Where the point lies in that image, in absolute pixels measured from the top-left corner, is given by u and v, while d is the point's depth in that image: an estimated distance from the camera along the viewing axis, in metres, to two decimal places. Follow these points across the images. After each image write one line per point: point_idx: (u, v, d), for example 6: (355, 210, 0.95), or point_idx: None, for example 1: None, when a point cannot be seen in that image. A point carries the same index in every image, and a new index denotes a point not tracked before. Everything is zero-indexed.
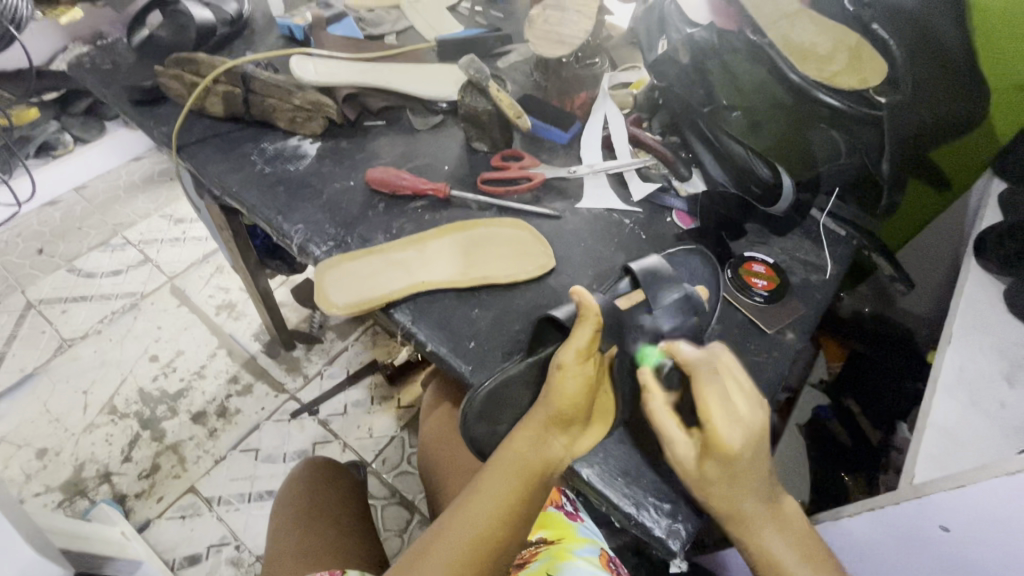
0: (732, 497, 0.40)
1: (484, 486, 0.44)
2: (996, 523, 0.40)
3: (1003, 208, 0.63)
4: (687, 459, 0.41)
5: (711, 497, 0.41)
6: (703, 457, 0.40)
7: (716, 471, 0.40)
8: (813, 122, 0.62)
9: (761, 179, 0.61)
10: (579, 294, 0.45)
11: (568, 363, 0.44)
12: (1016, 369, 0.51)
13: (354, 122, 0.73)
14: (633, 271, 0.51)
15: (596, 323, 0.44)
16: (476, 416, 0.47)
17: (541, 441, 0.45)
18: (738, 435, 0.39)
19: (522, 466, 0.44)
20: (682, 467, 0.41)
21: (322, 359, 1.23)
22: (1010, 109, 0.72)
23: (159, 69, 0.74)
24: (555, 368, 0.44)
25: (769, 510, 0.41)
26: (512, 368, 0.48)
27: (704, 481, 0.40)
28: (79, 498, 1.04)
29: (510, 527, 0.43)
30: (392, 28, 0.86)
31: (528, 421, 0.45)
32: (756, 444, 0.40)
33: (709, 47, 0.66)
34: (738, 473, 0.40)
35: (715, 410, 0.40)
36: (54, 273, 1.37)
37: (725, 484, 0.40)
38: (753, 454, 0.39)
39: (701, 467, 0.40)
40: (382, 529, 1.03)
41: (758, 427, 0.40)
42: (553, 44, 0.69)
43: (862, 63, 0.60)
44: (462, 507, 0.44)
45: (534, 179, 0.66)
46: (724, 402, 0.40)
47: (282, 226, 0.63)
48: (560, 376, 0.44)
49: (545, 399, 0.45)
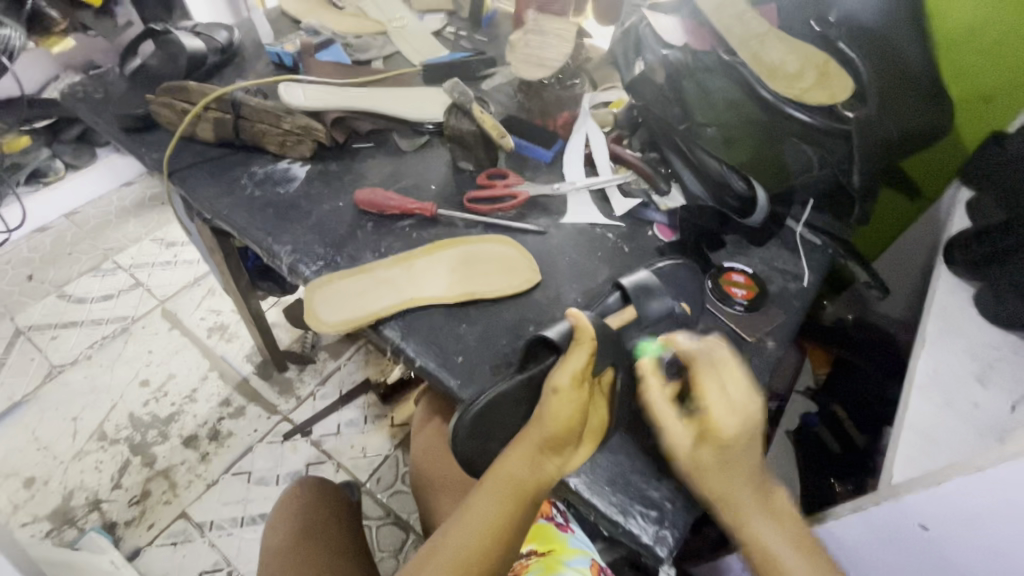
0: (726, 483, 0.41)
1: (476, 504, 0.44)
2: (974, 517, 0.41)
3: (971, 211, 0.67)
4: (681, 441, 0.43)
5: (705, 484, 0.42)
6: (699, 443, 0.42)
7: (709, 454, 0.42)
8: (785, 137, 0.66)
9: (737, 193, 0.63)
10: (574, 316, 0.46)
11: (563, 387, 0.43)
12: (987, 370, 0.53)
13: (342, 145, 0.75)
14: (622, 285, 0.53)
15: (590, 346, 0.45)
16: (467, 434, 0.47)
17: (535, 464, 0.44)
18: (729, 417, 0.42)
19: (514, 490, 0.44)
20: (675, 451, 0.43)
21: (315, 379, 1.23)
22: (973, 119, 0.78)
23: (151, 97, 0.76)
24: (550, 391, 0.44)
25: (759, 501, 0.42)
26: (504, 386, 0.48)
27: (696, 466, 0.42)
28: (68, 527, 1.03)
29: (502, 548, 0.43)
30: (379, 53, 0.88)
31: (520, 443, 0.45)
32: (752, 433, 0.42)
33: (684, 68, 0.69)
34: (726, 453, 0.42)
35: (712, 393, 0.43)
36: (44, 299, 1.36)
37: (718, 468, 0.41)
38: (745, 436, 0.42)
39: (696, 452, 0.42)
40: (376, 549, 1.02)
41: (758, 414, 0.43)
42: (535, 67, 0.71)
43: (830, 80, 0.63)
44: (456, 525, 0.44)
45: (518, 197, 0.68)
46: (719, 383, 0.43)
47: (272, 248, 0.64)
48: (555, 399, 0.43)
49: (539, 421, 0.44)
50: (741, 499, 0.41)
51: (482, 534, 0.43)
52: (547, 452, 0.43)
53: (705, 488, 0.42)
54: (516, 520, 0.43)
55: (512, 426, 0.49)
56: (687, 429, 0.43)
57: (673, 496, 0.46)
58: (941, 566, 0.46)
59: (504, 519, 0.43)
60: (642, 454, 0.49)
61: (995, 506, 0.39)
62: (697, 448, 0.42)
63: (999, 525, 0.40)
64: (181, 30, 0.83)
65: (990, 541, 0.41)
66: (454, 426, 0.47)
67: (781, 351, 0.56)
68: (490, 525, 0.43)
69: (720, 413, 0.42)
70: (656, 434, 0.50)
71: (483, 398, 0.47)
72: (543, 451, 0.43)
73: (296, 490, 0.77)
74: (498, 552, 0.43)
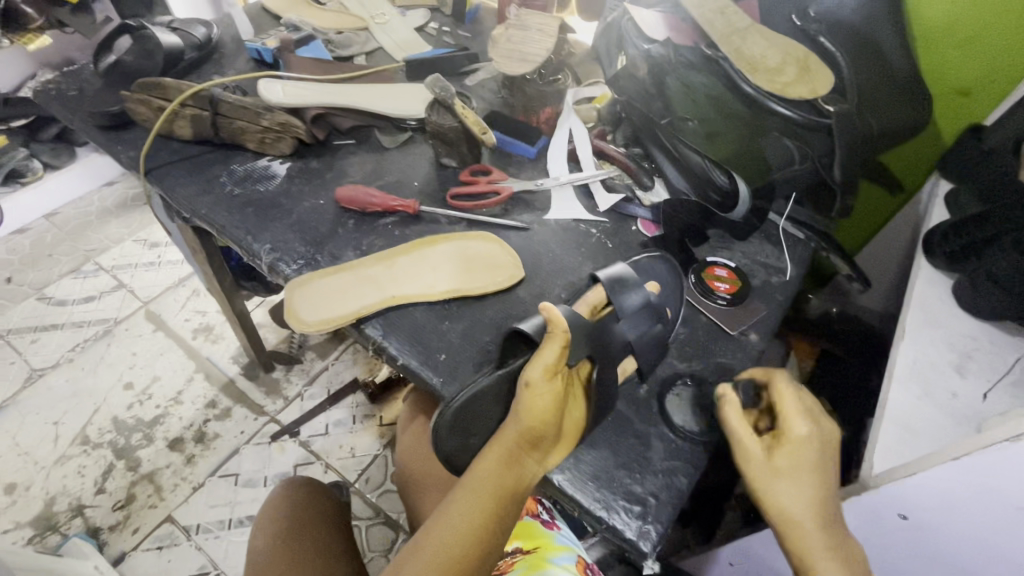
0: (796, 495, 0.41)
1: (456, 501, 0.43)
2: (952, 504, 0.42)
3: (949, 204, 0.67)
4: (755, 453, 0.43)
5: (771, 497, 0.41)
6: (775, 449, 0.43)
7: (788, 463, 0.42)
8: (766, 131, 0.67)
9: (720, 187, 0.63)
10: (546, 309, 0.45)
11: (535, 380, 0.43)
12: (965, 361, 0.53)
13: (323, 142, 0.74)
14: (598, 278, 0.53)
15: (562, 341, 0.45)
16: (448, 431, 0.47)
17: (513, 457, 0.44)
18: (805, 425, 0.43)
19: (494, 486, 0.43)
20: (749, 461, 0.43)
21: (302, 379, 1.22)
22: (951, 112, 0.79)
23: (127, 94, 0.74)
24: (524, 385, 0.44)
25: (822, 520, 0.41)
26: (485, 379, 0.48)
27: (771, 470, 0.42)
28: (50, 533, 1.01)
29: (485, 546, 0.42)
30: (362, 49, 0.87)
31: (500, 439, 0.45)
32: (823, 450, 0.43)
33: (666, 63, 0.71)
34: (798, 465, 0.42)
35: (790, 405, 0.44)
36: (23, 302, 1.34)
37: (790, 478, 0.41)
38: (816, 448, 0.42)
39: (773, 458, 0.42)
40: (366, 550, 1.01)
41: (827, 430, 0.44)
42: (516, 61, 0.71)
43: (810, 75, 0.63)
44: (436, 524, 0.43)
45: (502, 193, 0.67)
46: (795, 396, 0.44)
47: (252, 247, 0.63)
48: (528, 393, 0.44)
49: (514, 416, 0.44)
50: (809, 515, 0.40)
51: (464, 530, 0.42)
52: (523, 446, 0.44)
53: (775, 501, 0.41)
54: (497, 516, 0.43)
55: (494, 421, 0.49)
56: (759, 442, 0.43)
57: (656, 491, 0.47)
58: (917, 552, 0.47)
59: (485, 515, 0.42)
60: (626, 450, 0.49)
61: (971, 493, 0.40)
62: (770, 460, 0.42)
63: (975, 511, 0.41)
64: (157, 26, 0.81)
65: (966, 526, 0.42)
66: (436, 422, 0.47)
67: (763, 344, 0.57)
68: (471, 525, 0.42)
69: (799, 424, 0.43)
70: (638, 428, 0.50)
71: (463, 394, 0.47)
72: (519, 445, 0.44)
73: (282, 490, 0.77)
74: (482, 548, 0.42)
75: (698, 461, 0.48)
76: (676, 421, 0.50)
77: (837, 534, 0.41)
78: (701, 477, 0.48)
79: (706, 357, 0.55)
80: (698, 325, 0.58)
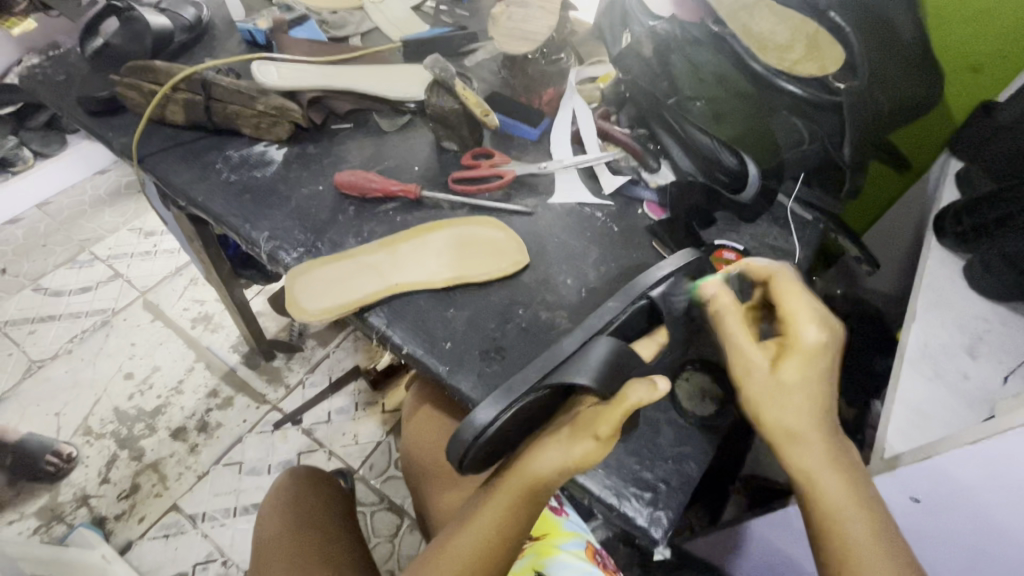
0: (793, 412, 0.40)
1: (489, 508, 0.42)
2: (963, 489, 0.42)
3: (959, 183, 0.66)
4: (760, 368, 0.41)
5: (766, 415, 0.40)
6: (782, 361, 0.41)
7: (794, 373, 0.40)
8: (776, 110, 0.63)
9: (727, 168, 0.62)
10: (649, 391, 0.39)
11: (604, 438, 0.39)
12: (976, 342, 0.53)
13: (320, 126, 0.72)
14: (649, 296, 0.48)
15: (634, 405, 0.38)
16: (472, 455, 0.40)
17: (549, 479, 0.41)
18: (818, 333, 0.41)
19: (528, 497, 0.42)
20: (753, 373, 0.41)
21: (304, 367, 1.22)
22: (962, 90, 0.77)
23: (115, 78, 0.72)
24: (592, 437, 0.39)
25: (780, 440, 0.40)
26: (526, 401, 0.41)
27: (783, 385, 0.40)
28: (56, 523, 1.01)
29: (508, 548, 0.43)
30: (356, 29, 0.85)
31: (545, 455, 0.41)
32: (822, 363, 0.41)
33: (671, 40, 0.67)
34: (804, 379, 0.40)
35: (804, 309, 0.42)
36: (19, 293, 1.33)
37: (781, 391, 0.40)
38: (825, 356, 0.41)
39: (780, 372, 0.41)
40: (371, 535, 1.02)
41: (838, 332, 0.42)
42: (518, 41, 0.69)
43: (822, 51, 0.61)
44: (464, 527, 0.43)
45: (505, 176, 0.66)
46: (807, 299, 0.43)
47: (250, 235, 0.61)
48: (598, 446, 0.39)
49: (562, 443, 0.41)
50: (813, 438, 0.39)
51: (483, 542, 0.42)
52: (568, 476, 0.41)
53: (770, 422, 0.40)
54: (518, 526, 0.42)
55: (537, 425, 0.45)
56: (765, 354, 0.42)
57: (667, 477, 0.46)
58: (927, 534, 0.48)
59: (513, 522, 0.42)
60: (635, 437, 0.48)
61: (986, 478, 0.40)
62: (774, 370, 0.41)
63: (986, 497, 0.41)
64: (145, 7, 0.79)
65: (976, 512, 0.43)
66: (465, 445, 0.40)
67: None
68: (497, 530, 0.42)
69: (804, 325, 0.41)
70: (645, 415, 0.49)
71: (497, 418, 0.40)
72: (567, 474, 0.41)
73: (283, 480, 0.77)
74: (505, 549, 0.42)
75: (708, 446, 0.48)
76: (686, 407, 0.50)
77: (850, 467, 0.40)
78: (710, 462, 0.47)
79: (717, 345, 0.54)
80: None
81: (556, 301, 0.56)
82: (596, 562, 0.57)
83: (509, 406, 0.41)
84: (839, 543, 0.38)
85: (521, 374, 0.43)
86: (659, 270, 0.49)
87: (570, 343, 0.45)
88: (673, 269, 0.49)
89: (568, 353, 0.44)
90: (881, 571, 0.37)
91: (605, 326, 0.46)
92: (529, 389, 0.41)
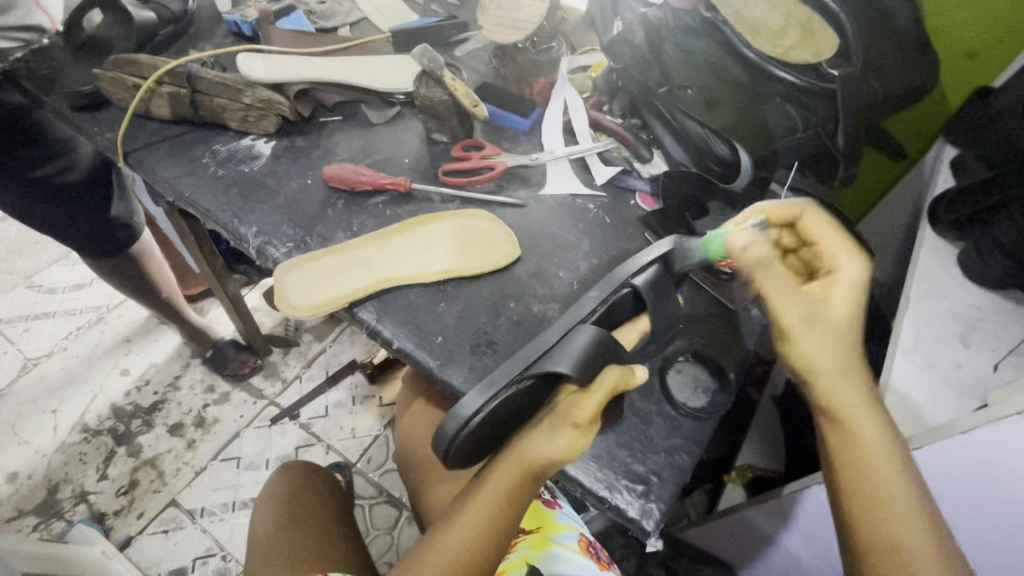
0: (842, 348, 0.38)
1: (475, 502, 0.42)
2: (958, 477, 0.43)
3: (954, 170, 0.66)
4: (815, 311, 0.39)
5: (820, 356, 0.38)
6: (827, 298, 0.40)
7: (845, 308, 0.39)
8: (767, 97, 0.62)
9: (720, 157, 0.61)
10: (625, 372, 0.41)
11: (583, 424, 0.39)
12: (969, 331, 0.53)
13: (309, 119, 0.71)
14: (631, 285, 0.47)
15: (613, 387, 0.40)
16: (458, 447, 0.40)
17: (535, 470, 0.41)
18: (856, 263, 0.40)
19: (516, 490, 0.41)
20: (812, 317, 0.39)
21: (300, 362, 1.22)
22: (959, 75, 0.76)
23: (98, 72, 0.71)
24: (571, 425, 0.40)
25: (841, 380, 0.38)
26: (509, 394, 0.41)
27: (838, 323, 0.39)
28: (56, 520, 1.02)
29: (496, 541, 0.42)
30: (345, 20, 0.84)
31: (528, 446, 0.41)
32: (863, 293, 0.40)
33: (664, 28, 0.65)
34: (850, 311, 0.39)
35: (836, 243, 0.41)
36: (13, 292, 1.33)
37: (835, 328, 0.39)
38: (863, 285, 0.40)
39: (830, 309, 0.39)
40: (370, 528, 1.02)
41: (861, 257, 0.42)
42: (508, 30, 0.68)
43: (816, 36, 0.59)
44: (451, 522, 0.43)
45: (495, 168, 0.65)
46: (834, 230, 0.42)
47: (238, 230, 0.61)
48: (578, 435, 0.40)
49: (546, 430, 0.41)
50: (856, 379, 0.38)
51: (472, 537, 0.42)
52: (554, 466, 0.40)
53: (828, 365, 0.38)
54: (506, 520, 0.42)
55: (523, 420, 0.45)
56: (812, 296, 0.40)
57: (659, 469, 0.46)
58: None
59: (501, 516, 0.42)
60: (627, 430, 0.48)
61: (982, 462, 0.41)
62: (829, 309, 0.39)
63: (982, 484, 0.42)
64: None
65: (970, 496, 0.43)
66: (449, 437, 0.40)
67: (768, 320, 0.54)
68: (486, 524, 0.42)
69: (845, 260, 0.40)
70: (638, 407, 0.49)
71: (483, 408, 0.40)
72: (551, 466, 0.40)
73: (279, 478, 0.76)
74: (493, 543, 0.42)
75: (700, 438, 0.48)
76: (677, 399, 0.50)
77: (878, 397, 0.39)
78: (702, 454, 0.47)
79: (710, 340, 0.54)
80: (698, 303, 0.56)
81: (548, 293, 0.56)
82: (589, 555, 0.57)
83: (494, 398, 0.40)
84: (867, 473, 0.37)
85: (506, 367, 0.43)
86: (643, 258, 0.48)
87: (550, 334, 0.45)
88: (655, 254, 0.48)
89: (553, 340, 0.44)
90: (909, 504, 0.37)
91: (586, 316, 0.46)
92: (512, 380, 0.41)
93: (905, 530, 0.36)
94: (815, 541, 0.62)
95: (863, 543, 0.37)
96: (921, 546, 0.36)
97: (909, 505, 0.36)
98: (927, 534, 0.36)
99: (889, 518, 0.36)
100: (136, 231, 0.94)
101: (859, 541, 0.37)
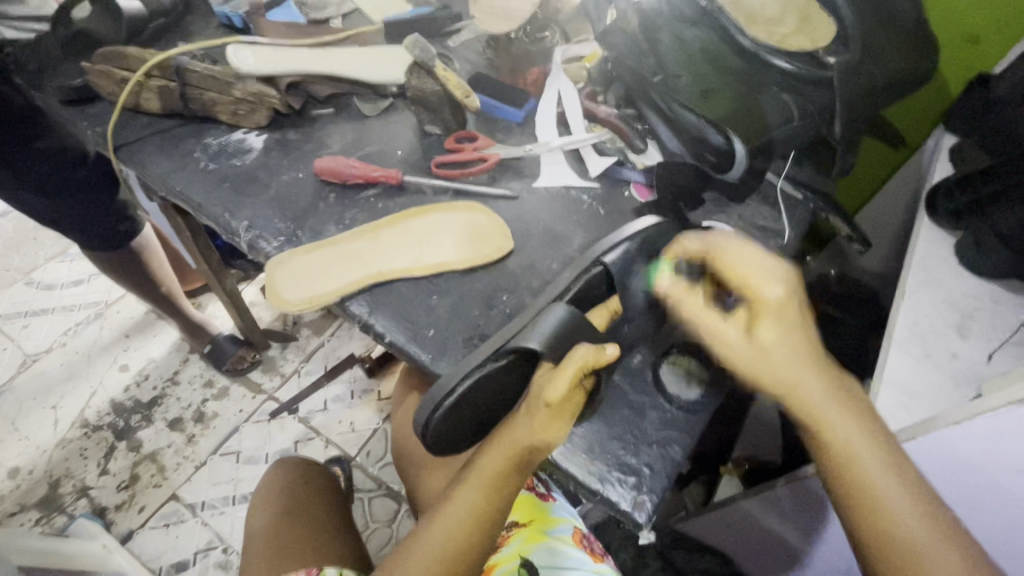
0: (784, 370, 0.39)
1: (460, 490, 0.42)
2: (954, 468, 0.43)
3: (953, 158, 0.65)
4: (739, 341, 0.40)
5: (762, 383, 0.39)
6: (752, 326, 0.40)
7: (774, 333, 0.39)
8: (765, 88, 0.61)
9: (715, 148, 0.59)
10: (595, 350, 0.40)
11: (556, 404, 0.39)
12: (966, 321, 0.52)
13: (300, 111, 0.71)
14: (609, 268, 0.46)
15: (584, 366, 0.39)
16: (437, 429, 0.40)
17: (518, 454, 0.41)
18: (777, 288, 0.40)
19: (500, 476, 0.42)
20: (732, 349, 0.40)
21: (299, 356, 1.22)
22: (958, 62, 0.76)
23: (87, 66, 0.71)
24: (544, 405, 0.39)
25: (791, 394, 0.39)
26: (484, 372, 0.41)
27: (764, 348, 0.39)
28: (57, 515, 1.02)
29: (485, 531, 0.42)
30: (338, 10, 0.83)
31: (509, 432, 0.41)
32: (793, 310, 0.40)
33: (659, 17, 0.65)
34: (781, 332, 0.39)
35: (752, 268, 0.41)
36: (11, 288, 1.33)
37: (768, 350, 0.39)
38: (793, 303, 0.40)
39: (756, 336, 0.39)
40: (370, 521, 1.02)
41: (791, 275, 0.42)
42: (499, 19, 0.67)
43: (811, 26, 0.61)
44: (436, 511, 0.43)
45: (488, 160, 0.65)
46: (753, 258, 0.42)
47: (229, 224, 0.60)
48: (551, 413, 0.39)
49: (523, 416, 0.41)
50: (813, 387, 0.39)
51: (457, 525, 0.42)
52: (538, 449, 0.40)
53: (772, 383, 0.39)
54: (494, 507, 0.42)
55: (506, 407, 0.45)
56: (736, 327, 0.40)
57: (651, 461, 0.46)
58: None
59: (488, 504, 0.42)
60: (619, 422, 0.48)
61: (977, 454, 0.40)
62: (754, 335, 0.39)
63: (977, 475, 0.42)
64: None
65: (966, 487, 0.43)
66: (424, 420, 0.40)
67: None
68: (472, 514, 0.42)
69: (767, 289, 0.40)
70: (631, 399, 0.49)
71: (456, 390, 0.40)
72: (533, 448, 0.40)
73: (275, 472, 0.77)
74: (481, 532, 0.42)
75: (692, 430, 0.48)
76: (670, 391, 0.49)
77: (850, 398, 0.39)
78: (695, 446, 0.47)
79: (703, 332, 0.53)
80: None
81: (541, 286, 0.56)
82: (583, 548, 0.56)
83: (467, 377, 0.40)
84: (855, 481, 0.37)
85: (484, 348, 0.43)
86: (625, 241, 0.47)
87: (530, 314, 0.44)
88: (630, 235, 0.48)
89: (533, 319, 0.43)
90: (900, 496, 0.37)
91: (565, 297, 0.45)
92: (487, 361, 0.41)
93: (903, 527, 0.36)
94: (810, 531, 0.62)
95: (863, 544, 0.37)
96: (919, 543, 0.36)
97: (901, 502, 0.36)
98: (927, 531, 0.36)
99: (886, 518, 0.37)
100: (138, 223, 0.94)
101: (854, 537, 0.38)
